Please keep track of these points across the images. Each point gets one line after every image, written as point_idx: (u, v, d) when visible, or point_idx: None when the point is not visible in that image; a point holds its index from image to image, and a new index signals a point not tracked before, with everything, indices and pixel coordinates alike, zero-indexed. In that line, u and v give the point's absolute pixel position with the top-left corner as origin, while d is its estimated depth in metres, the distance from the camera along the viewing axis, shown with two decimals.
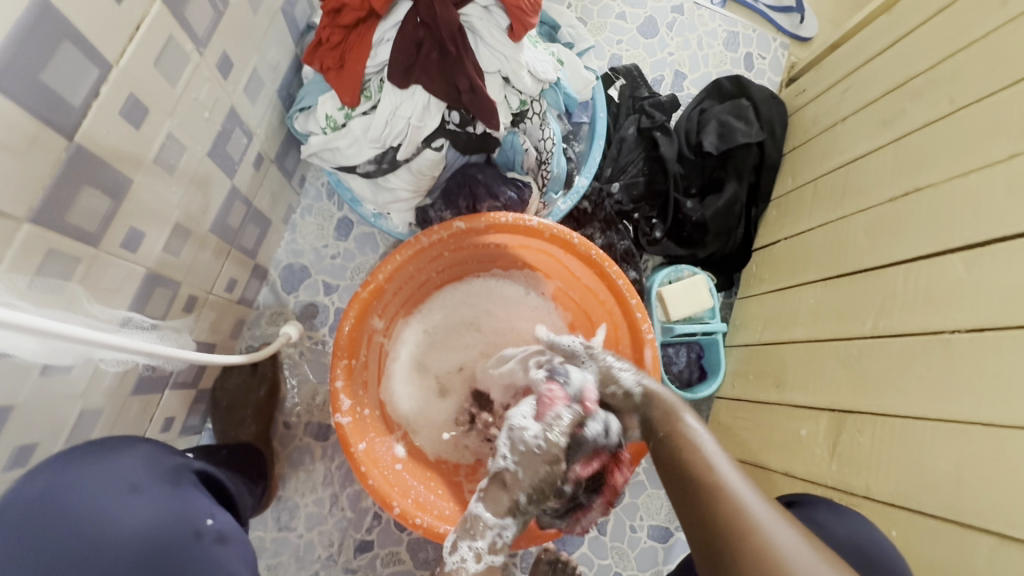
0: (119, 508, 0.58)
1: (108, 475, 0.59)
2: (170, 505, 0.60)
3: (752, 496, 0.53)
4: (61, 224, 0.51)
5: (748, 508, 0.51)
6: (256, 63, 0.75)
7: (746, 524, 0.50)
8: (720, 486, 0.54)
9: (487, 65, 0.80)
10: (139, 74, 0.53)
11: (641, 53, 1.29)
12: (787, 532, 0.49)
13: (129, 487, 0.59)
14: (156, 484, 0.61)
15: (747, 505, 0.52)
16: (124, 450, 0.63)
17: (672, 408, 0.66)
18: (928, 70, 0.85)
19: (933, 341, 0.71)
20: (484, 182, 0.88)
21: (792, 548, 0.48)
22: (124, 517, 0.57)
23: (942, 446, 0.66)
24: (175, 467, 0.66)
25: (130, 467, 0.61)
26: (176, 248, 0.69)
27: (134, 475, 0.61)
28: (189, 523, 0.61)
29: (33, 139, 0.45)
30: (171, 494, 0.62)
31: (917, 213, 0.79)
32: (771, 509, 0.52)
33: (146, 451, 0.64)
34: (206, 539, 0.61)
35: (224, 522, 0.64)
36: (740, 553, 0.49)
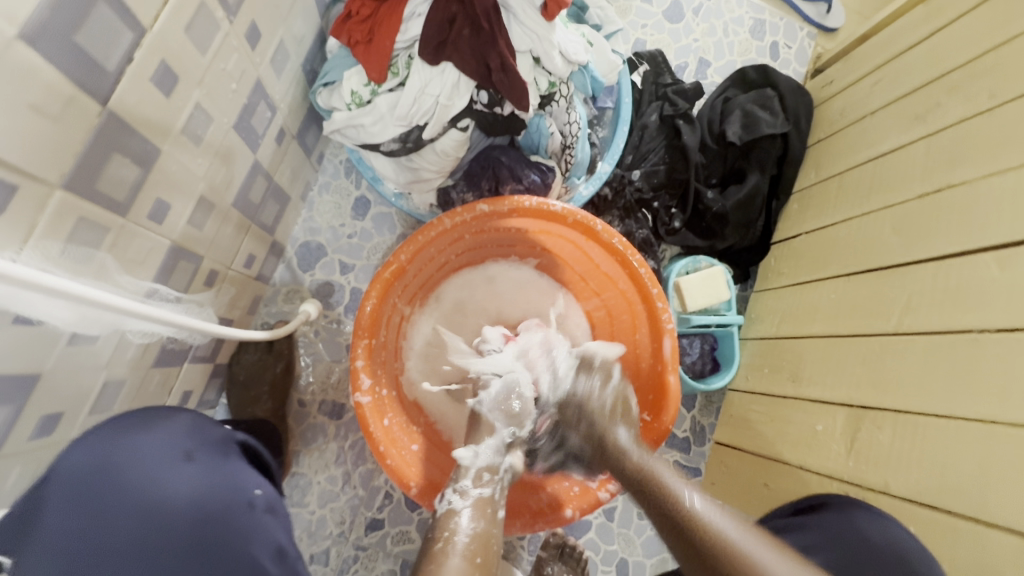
0: (178, 474, 0.57)
1: (160, 446, 0.59)
2: (219, 475, 0.60)
3: (748, 540, 0.55)
4: (92, 192, 0.50)
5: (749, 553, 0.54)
6: (283, 34, 0.74)
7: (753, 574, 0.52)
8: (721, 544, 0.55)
9: (519, 43, 0.78)
10: (171, 40, 0.52)
11: (666, 38, 1.26)
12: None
13: (183, 455, 0.59)
14: (207, 454, 0.61)
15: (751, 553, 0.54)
16: (166, 423, 0.62)
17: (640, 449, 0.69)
18: (968, 63, 0.83)
19: (960, 340, 0.70)
20: (508, 164, 0.88)
21: None
22: (185, 482, 0.57)
23: (966, 444, 0.66)
24: (221, 439, 0.66)
25: (183, 435, 0.61)
26: (199, 222, 0.68)
27: (186, 445, 0.61)
28: (241, 492, 0.61)
29: (67, 102, 0.44)
30: (221, 465, 0.62)
31: (949, 211, 0.78)
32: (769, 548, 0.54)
33: (191, 422, 0.64)
34: (257, 508, 0.61)
35: (269, 493, 0.65)
36: None
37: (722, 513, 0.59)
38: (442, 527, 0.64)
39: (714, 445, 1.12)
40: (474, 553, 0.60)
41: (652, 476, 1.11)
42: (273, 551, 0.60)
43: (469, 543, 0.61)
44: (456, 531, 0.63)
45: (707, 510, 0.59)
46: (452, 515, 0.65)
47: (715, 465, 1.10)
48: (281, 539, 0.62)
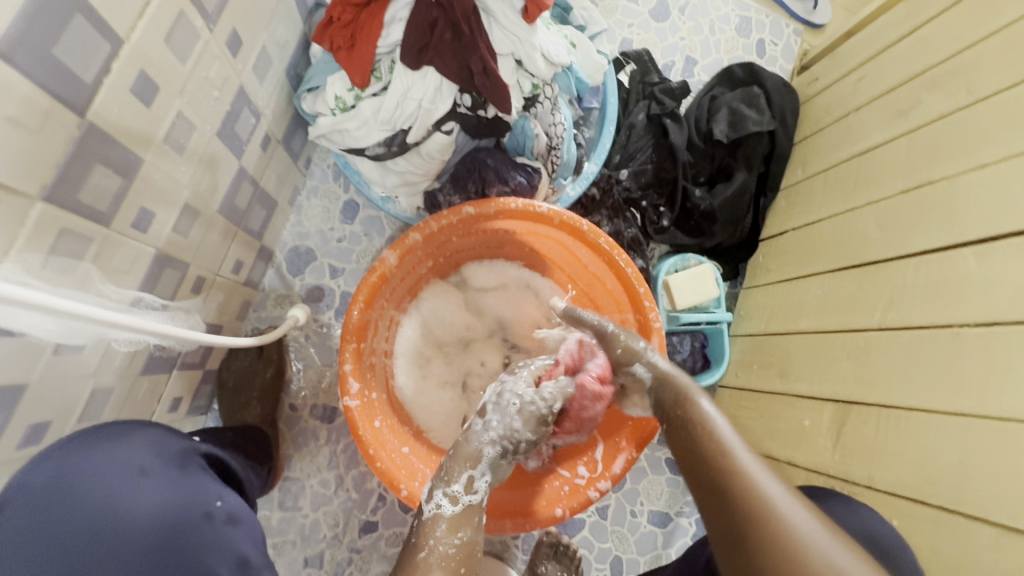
0: (131, 490, 0.58)
1: (116, 460, 0.59)
2: (178, 490, 0.60)
3: (790, 505, 0.50)
4: (74, 203, 0.50)
5: (786, 517, 0.49)
6: (265, 40, 0.74)
7: (767, 509, 0.50)
8: (761, 506, 0.50)
9: (500, 47, 0.79)
10: (151, 50, 0.52)
11: (653, 38, 1.27)
12: (806, 517, 0.49)
13: (140, 471, 0.59)
14: (164, 468, 0.61)
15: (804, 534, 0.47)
16: (129, 436, 0.62)
17: (685, 392, 0.68)
18: (948, 59, 0.83)
19: (942, 334, 0.71)
20: (494, 166, 0.88)
21: (813, 536, 0.47)
22: (139, 499, 0.57)
23: (950, 437, 0.67)
24: (182, 451, 0.66)
25: (140, 450, 0.61)
26: (185, 229, 0.69)
27: (144, 459, 0.61)
28: (198, 505, 0.61)
29: (46, 115, 0.45)
30: (180, 479, 0.61)
31: (930, 206, 0.79)
32: (815, 521, 0.49)
33: (151, 437, 0.64)
34: (216, 520, 0.61)
35: (232, 504, 0.64)
36: (761, 532, 0.49)
37: (773, 478, 0.54)
38: (426, 533, 0.62)
39: None
40: (457, 562, 0.59)
41: (645, 474, 1.12)
42: (234, 562, 0.60)
43: (453, 551, 0.60)
44: (440, 540, 0.61)
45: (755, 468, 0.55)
46: (437, 522, 0.63)
47: None
48: (245, 549, 0.62)
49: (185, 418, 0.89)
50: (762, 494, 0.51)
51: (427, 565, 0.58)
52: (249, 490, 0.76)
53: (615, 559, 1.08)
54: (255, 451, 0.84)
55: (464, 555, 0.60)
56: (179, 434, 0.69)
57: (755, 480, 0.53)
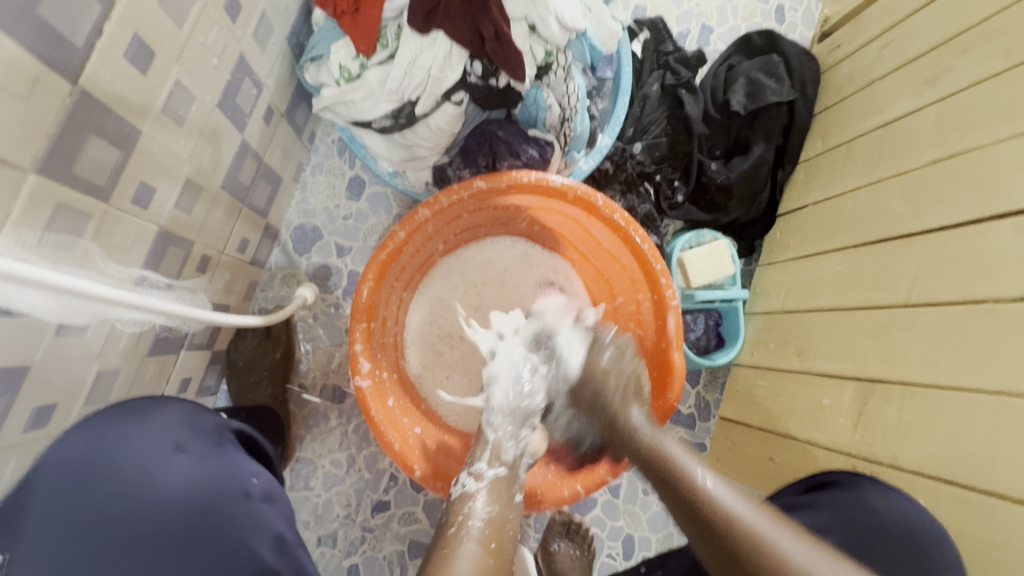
0: (165, 465, 0.56)
1: (151, 435, 0.58)
2: (215, 463, 0.59)
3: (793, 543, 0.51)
4: (69, 175, 0.48)
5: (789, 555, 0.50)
6: (265, 5, 0.70)
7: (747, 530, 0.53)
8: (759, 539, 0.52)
9: (513, 10, 0.75)
10: (144, 11, 0.49)
11: (667, 4, 1.21)
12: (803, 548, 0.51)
13: (174, 446, 0.58)
14: (200, 443, 0.61)
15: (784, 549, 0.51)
16: (160, 414, 0.61)
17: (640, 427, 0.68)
18: (986, 21, 0.78)
19: (973, 310, 0.68)
20: (505, 139, 0.85)
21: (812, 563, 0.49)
22: (173, 474, 0.56)
23: (980, 416, 0.65)
24: (216, 427, 0.65)
25: (175, 425, 0.61)
26: (188, 206, 0.66)
27: (177, 434, 0.60)
28: (236, 482, 0.59)
29: (34, 81, 0.42)
30: (215, 454, 0.61)
31: (959, 176, 0.75)
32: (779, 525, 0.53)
33: (183, 412, 0.63)
34: (253, 498, 0.59)
35: (267, 482, 0.63)
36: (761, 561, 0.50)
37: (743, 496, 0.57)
38: (455, 511, 0.62)
39: (718, 421, 1.12)
40: (488, 538, 0.58)
41: None
42: (272, 540, 0.58)
43: (484, 528, 0.59)
44: (468, 515, 0.61)
45: (721, 490, 0.58)
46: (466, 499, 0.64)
47: (720, 441, 1.09)
48: (281, 527, 0.60)
49: (195, 398, 0.89)
50: (757, 533, 0.53)
51: (458, 539, 0.57)
52: (274, 464, 0.76)
53: (627, 537, 1.08)
54: (269, 431, 0.84)
55: (494, 530, 0.59)
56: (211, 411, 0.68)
57: (724, 502, 0.56)
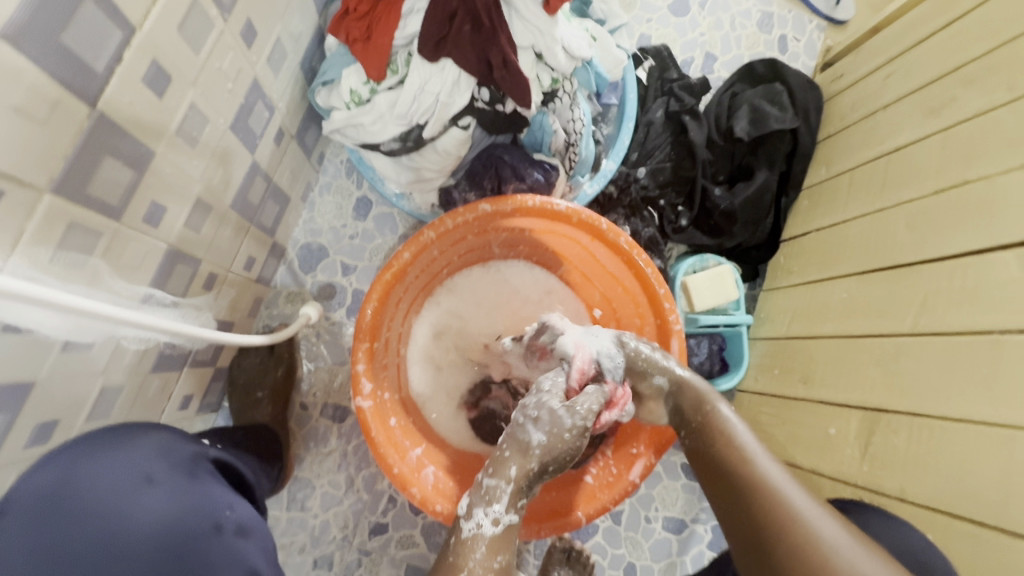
0: (139, 499, 0.56)
1: (118, 469, 0.56)
2: (192, 497, 0.59)
3: (817, 514, 0.54)
4: (84, 196, 0.49)
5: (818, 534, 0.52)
6: (279, 32, 0.72)
7: (788, 516, 0.54)
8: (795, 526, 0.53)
9: (520, 39, 0.77)
10: (162, 39, 0.51)
11: (671, 33, 1.24)
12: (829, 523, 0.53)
13: (147, 479, 0.57)
14: (175, 476, 0.60)
15: (815, 527, 0.53)
16: (135, 442, 0.60)
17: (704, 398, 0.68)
18: (984, 54, 0.80)
19: (979, 341, 0.68)
20: (510, 163, 0.86)
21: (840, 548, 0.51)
22: (147, 507, 0.56)
23: (992, 452, 0.63)
24: (191, 457, 0.64)
25: (148, 457, 0.59)
26: (197, 225, 0.67)
27: (150, 466, 0.59)
28: (212, 516, 0.59)
29: (55, 104, 0.43)
30: (192, 487, 0.60)
31: (964, 207, 0.76)
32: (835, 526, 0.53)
33: (161, 441, 0.62)
34: (228, 532, 0.59)
35: (243, 513, 0.63)
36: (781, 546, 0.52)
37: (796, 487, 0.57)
38: (461, 554, 0.58)
39: None
40: None
41: (660, 480, 1.10)
42: None
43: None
44: (478, 564, 0.57)
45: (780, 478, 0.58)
46: (475, 544, 0.58)
47: None
48: (254, 561, 0.60)
49: (196, 416, 0.88)
50: (794, 510, 0.54)
51: None
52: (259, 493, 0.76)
53: (628, 566, 1.05)
54: (264, 451, 0.83)
55: None
56: (191, 439, 0.68)
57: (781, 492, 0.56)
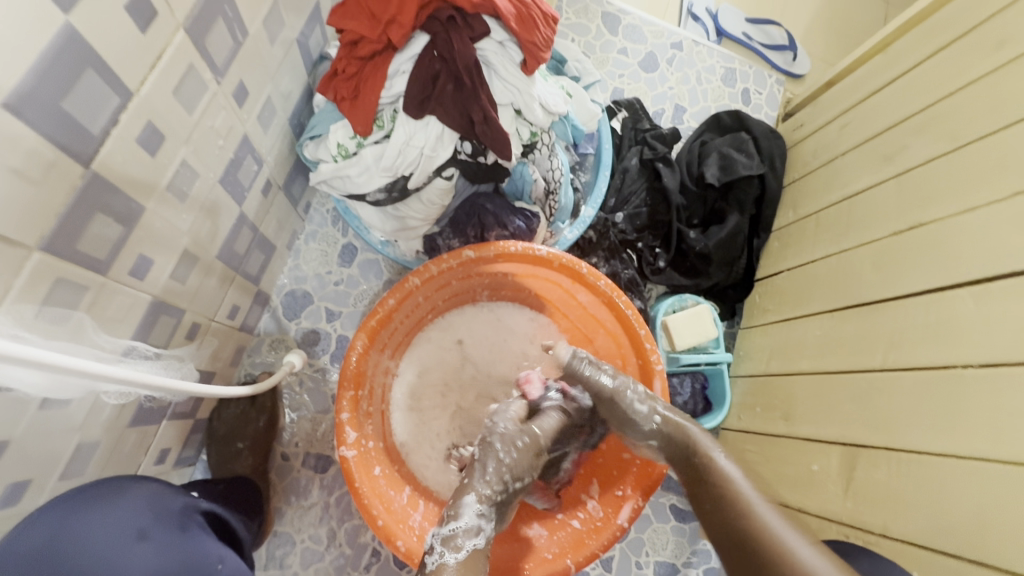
0: (127, 554, 0.55)
1: (112, 523, 0.56)
2: (180, 551, 0.58)
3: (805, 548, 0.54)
4: (72, 252, 0.49)
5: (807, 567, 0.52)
6: (270, 91, 0.75)
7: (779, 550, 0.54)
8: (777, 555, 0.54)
9: (500, 97, 0.81)
10: (158, 102, 0.53)
11: (642, 87, 1.32)
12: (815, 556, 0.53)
13: (138, 534, 0.57)
14: (164, 529, 0.59)
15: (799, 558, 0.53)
16: (128, 495, 0.60)
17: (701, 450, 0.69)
18: (927, 108, 0.87)
19: (946, 376, 0.70)
20: (493, 211, 0.89)
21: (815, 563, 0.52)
22: (133, 563, 0.55)
23: (964, 485, 0.65)
24: (182, 509, 0.64)
25: (141, 510, 0.59)
26: (182, 275, 0.68)
27: (142, 521, 0.58)
28: (199, 571, 0.58)
29: (51, 165, 0.44)
30: (180, 540, 0.59)
31: (920, 248, 0.80)
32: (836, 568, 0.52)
33: (152, 492, 0.62)
34: None
35: (232, 567, 0.62)
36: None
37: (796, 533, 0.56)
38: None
39: None
40: None
41: (650, 523, 1.08)
42: None
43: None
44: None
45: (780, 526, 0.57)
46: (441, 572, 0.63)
47: None
48: None
49: (172, 470, 0.85)
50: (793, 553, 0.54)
51: None
52: (244, 546, 0.74)
53: None
54: (246, 505, 0.82)
55: None
56: (181, 491, 0.67)
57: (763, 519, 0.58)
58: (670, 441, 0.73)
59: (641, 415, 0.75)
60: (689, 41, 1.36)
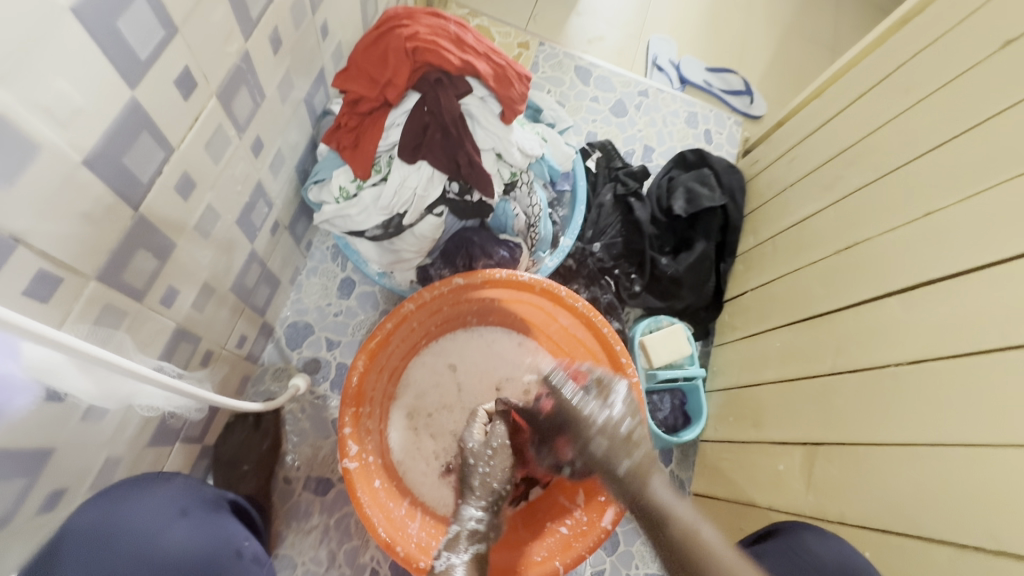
0: (170, 529, 0.62)
1: (156, 505, 0.64)
2: (214, 529, 0.66)
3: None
4: (118, 282, 0.57)
5: None
6: (280, 143, 0.86)
7: None
8: None
9: (482, 144, 0.92)
10: (193, 155, 0.62)
11: (614, 130, 1.46)
12: None
13: (178, 513, 0.65)
14: (199, 510, 0.67)
15: None
16: (166, 484, 0.68)
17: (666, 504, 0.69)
18: (855, 144, 1.00)
19: (884, 375, 0.79)
20: (480, 243, 0.99)
21: None
22: (175, 538, 0.62)
23: (904, 471, 0.72)
24: (212, 497, 0.72)
25: (177, 495, 0.67)
26: (201, 305, 0.76)
27: (181, 502, 0.66)
28: (230, 543, 0.66)
29: (111, 210, 0.53)
30: (214, 520, 0.67)
31: (857, 264, 0.91)
32: None
33: (185, 483, 0.70)
34: (245, 559, 0.66)
35: (257, 547, 0.70)
36: None
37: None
38: None
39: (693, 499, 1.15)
40: None
41: (638, 536, 1.13)
42: None
43: None
44: None
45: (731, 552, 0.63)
46: None
47: None
48: None
49: None
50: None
51: None
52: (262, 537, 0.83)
53: None
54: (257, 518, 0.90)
55: None
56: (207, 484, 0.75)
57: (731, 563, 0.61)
58: (636, 492, 0.72)
59: (609, 453, 0.75)
60: (654, 89, 1.52)
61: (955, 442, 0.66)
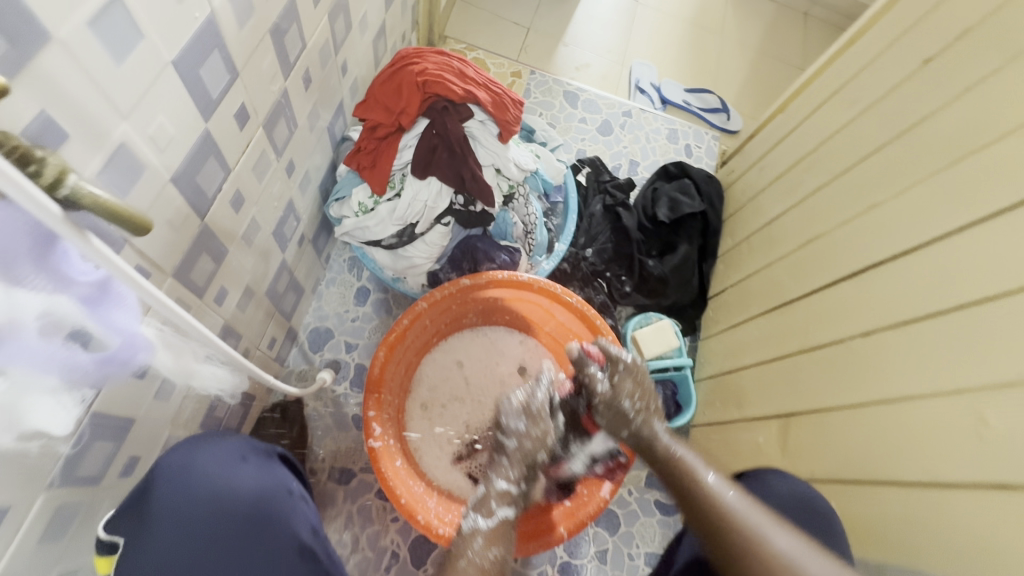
0: (237, 470, 0.68)
1: (223, 451, 0.69)
2: (274, 472, 0.71)
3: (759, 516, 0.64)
4: (187, 280, 0.69)
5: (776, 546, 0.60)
6: (307, 166, 0.99)
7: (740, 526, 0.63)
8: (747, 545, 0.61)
9: (483, 160, 1.05)
10: (244, 175, 0.75)
11: (601, 147, 1.60)
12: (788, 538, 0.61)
13: (242, 457, 0.70)
14: (258, 455, 0.72)
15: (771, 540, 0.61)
16: (226, 437, 0.73)
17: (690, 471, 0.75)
18: (813, 151, 1.13)
19: (841, 349, 0.90)
20: (483, 249, 1.12)
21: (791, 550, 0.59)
22: (242, 477, 0.67)
23: (858, 429, 0.82)
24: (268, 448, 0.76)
25: (240, 444, 0.72)
26: (243, 306, 0.87)
27: (243, 449, 0.71)
28: (285, 484, 0.70)
29: (186, 220, 0.65)
30: (272, 465, 0.72)
31: (817, 255, 1.02)
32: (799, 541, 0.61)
33: (243, 436, 0.75)
34: (298, 496, 0.71)
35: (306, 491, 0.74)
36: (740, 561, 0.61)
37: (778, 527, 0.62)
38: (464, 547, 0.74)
39: None
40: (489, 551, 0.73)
41: (637, 517, 1.22)
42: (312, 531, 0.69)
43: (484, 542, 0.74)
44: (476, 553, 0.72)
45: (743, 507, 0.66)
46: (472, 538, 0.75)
47: None
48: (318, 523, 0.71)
49: None
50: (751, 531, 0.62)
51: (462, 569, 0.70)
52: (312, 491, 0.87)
53: None
54: None
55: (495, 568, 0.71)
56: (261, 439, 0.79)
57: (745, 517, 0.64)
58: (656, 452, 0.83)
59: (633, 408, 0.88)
60: (637, 109, 1.66)
61: (898, 399, 0.77)
